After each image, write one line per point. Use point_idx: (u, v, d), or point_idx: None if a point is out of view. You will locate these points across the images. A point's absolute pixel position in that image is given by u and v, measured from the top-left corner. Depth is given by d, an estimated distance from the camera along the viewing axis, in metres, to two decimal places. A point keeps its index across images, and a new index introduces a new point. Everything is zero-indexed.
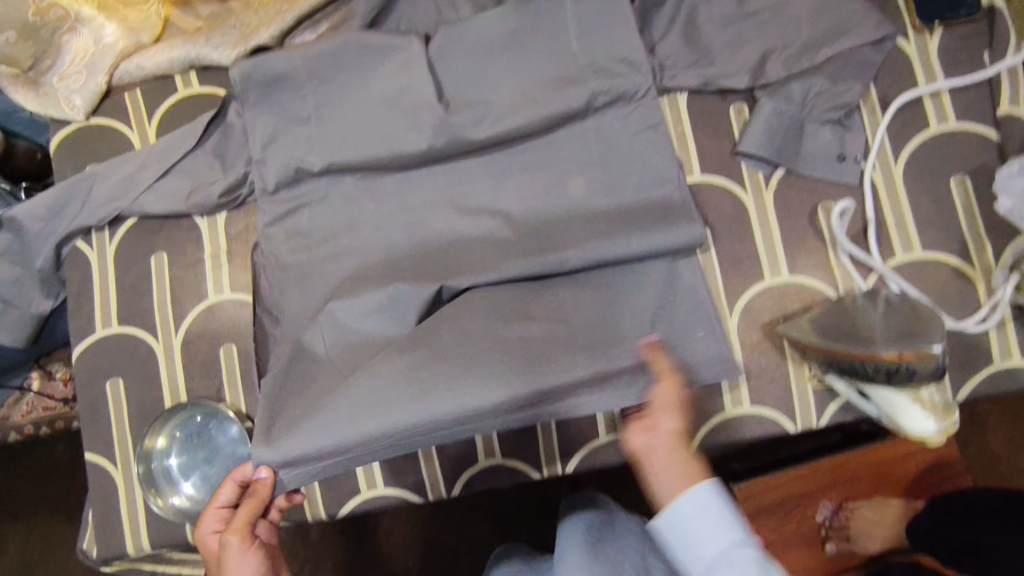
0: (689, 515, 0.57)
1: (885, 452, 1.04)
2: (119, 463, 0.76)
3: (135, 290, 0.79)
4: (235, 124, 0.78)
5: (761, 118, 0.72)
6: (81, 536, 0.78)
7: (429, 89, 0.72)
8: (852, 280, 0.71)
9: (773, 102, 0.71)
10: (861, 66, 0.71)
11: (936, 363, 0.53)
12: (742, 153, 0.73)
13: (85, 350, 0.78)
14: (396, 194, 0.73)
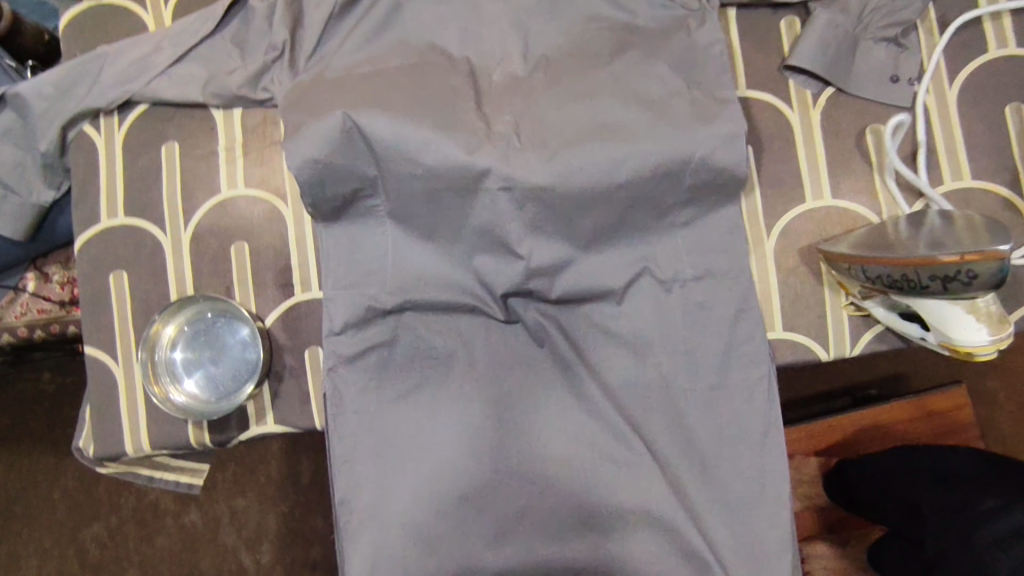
0: None
1: (894, 411, 1.05)
2: (121, 360, 0.73)
3: (144, 182, 0.75)
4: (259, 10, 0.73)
5: (816, 30, 0.68)
6: (77, 434, 0.75)
7: None
8: (896, 207, 0.69)
9: (829, 13, 0.68)
10: None
11: (1000, 269, 0.49)
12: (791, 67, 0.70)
13: (89, 241, 0.75)
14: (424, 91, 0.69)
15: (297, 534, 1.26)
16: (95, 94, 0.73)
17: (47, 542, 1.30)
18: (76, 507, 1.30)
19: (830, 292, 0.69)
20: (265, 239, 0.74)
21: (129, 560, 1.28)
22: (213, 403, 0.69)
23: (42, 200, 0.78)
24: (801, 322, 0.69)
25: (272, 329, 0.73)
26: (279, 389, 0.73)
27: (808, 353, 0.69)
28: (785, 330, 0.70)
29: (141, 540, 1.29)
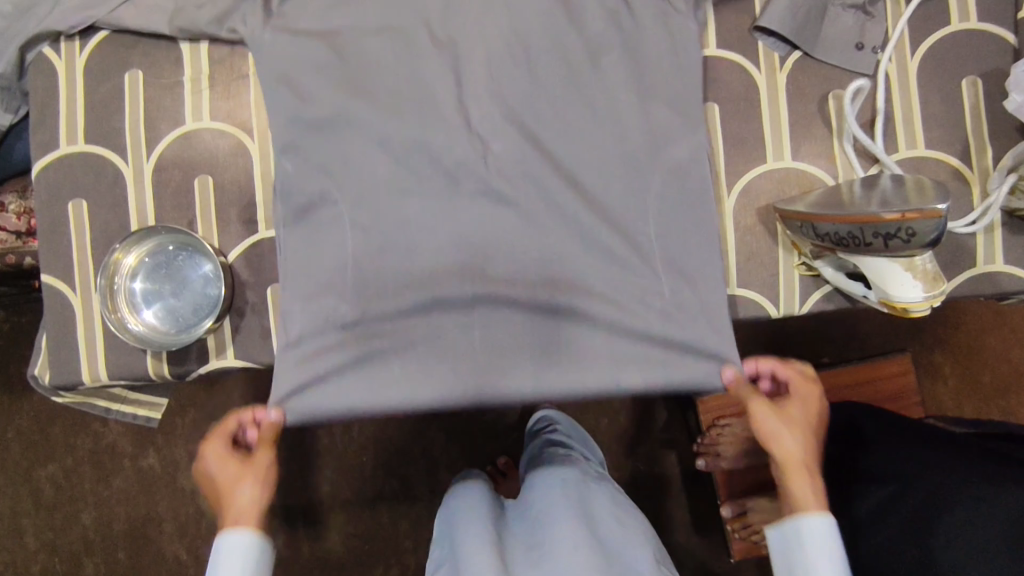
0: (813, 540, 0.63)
1: (843, 375, 1.10)
2: (79, 289, 0.73)
3: (105, 109, 0.73)
4: None
5: None
6: (32, 361, 0.74)
7: None
8: (852, 170, 0.71)
9: None
10: None
11: (939, 228, 0.51)
12: (761, 29, 0.71)
13: (47, 166, 0.73)
14: (399, 34, 0.68)
15: None
16: (56, 19, 0.71)
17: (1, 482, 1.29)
18: (31, 447, 1.29)
19: (784, 251, 0.71)
20: (229, 174, 0.73)
21: (84, 502, 1.28)
22: (172, 334, 0.69)
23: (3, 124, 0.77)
24: (754, 279, 0.72)
25: (234, 265, 0.73)
26: (240, 325, 0.73)
27: (758, 310, 0.72)
28: (739, 287, 0.72)
29: (98, 481, 1.29)
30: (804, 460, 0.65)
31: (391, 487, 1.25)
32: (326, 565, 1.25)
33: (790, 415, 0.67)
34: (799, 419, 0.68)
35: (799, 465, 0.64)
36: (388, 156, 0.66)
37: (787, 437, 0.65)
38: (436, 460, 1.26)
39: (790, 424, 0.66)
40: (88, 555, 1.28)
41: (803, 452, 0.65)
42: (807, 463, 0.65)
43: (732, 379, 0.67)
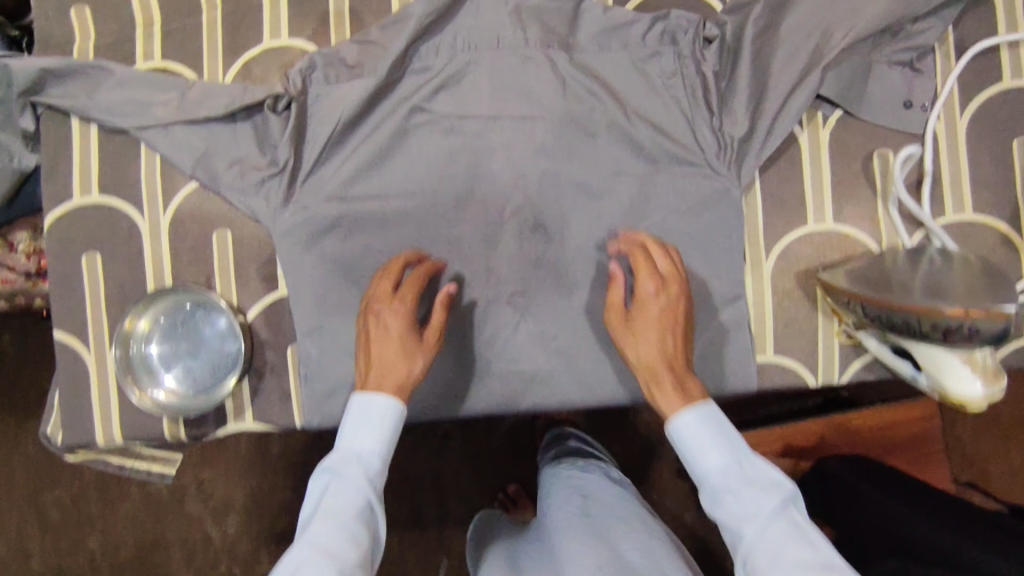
0: (730, 486, 0.56)
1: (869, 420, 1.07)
2: (93, 347, 0.71)
3: (121, 160, 0.70)
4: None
5: (833, 51, 0.66)
6: (45, 420, 0.72)
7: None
8: (896, 235, 0.68)
9: (847, 34, 0.66)
10: (946, 7, 0.66)
11: (1003, 326, 0.50)
12: (822, 99, 0.68)
13: (59, 220, 0.70)
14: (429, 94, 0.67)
15: (263, 510, 1.25)
16: (75, 96, 0.68)
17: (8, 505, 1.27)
18: (38, 474, 1.27)
19: (823, 317, 0.69)
20: (248, 229, 0.71)
21: (91, 527, 1.26)
22: (191, 399, 0.66)
23: (26, 165, 0.73)
24: (791, 345, 0.70)
25: (253, 322, 0.70)
26: (258, 386, 0.70)
27: (796, 377, 0.70)
28: (775, 354, 0.70)
29: (106, 510, 1.27)
30: (673, 357, 0.60)
31: (403, 515, 1.21)
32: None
33: (642, 281, 0.62)
34: (660, 335, 0.61)
35: (654, 296, 0.62)
36: (424, 227, 0.69)
37: (650, 325, 0.61)
38: (446, 487, 1.21)
39: (671, 268, 0.63)
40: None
41: (657, 357, 0.60)
42: (676, 375, 0.60)
43: (628, 243, 0.66)
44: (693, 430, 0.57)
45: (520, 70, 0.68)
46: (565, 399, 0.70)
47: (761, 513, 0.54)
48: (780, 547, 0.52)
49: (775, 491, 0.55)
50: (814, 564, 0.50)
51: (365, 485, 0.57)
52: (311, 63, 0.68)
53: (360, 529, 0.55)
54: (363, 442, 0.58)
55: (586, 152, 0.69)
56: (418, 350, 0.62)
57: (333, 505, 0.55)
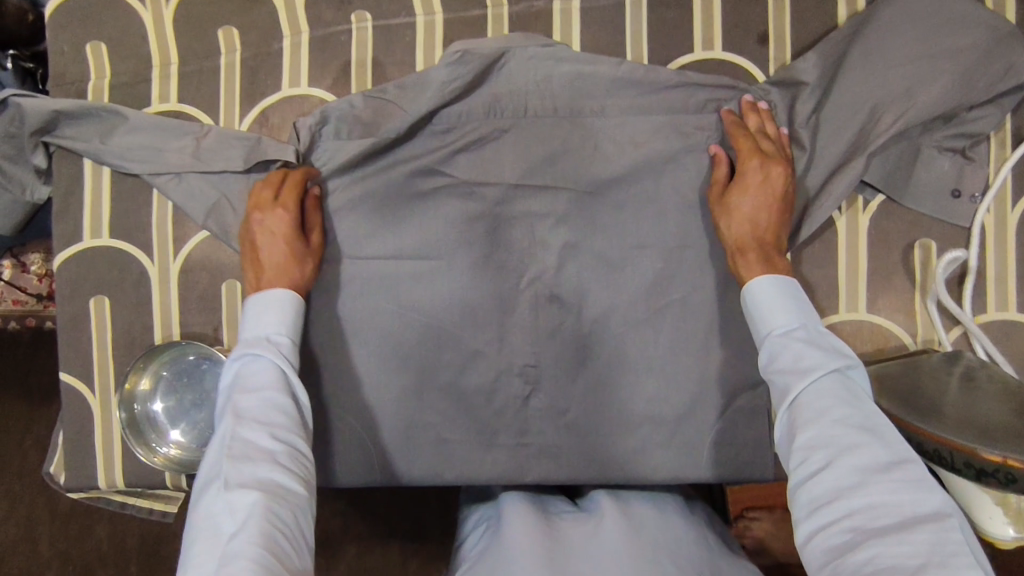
0: (781, 371, 0.53)
1: None
2: (98, 391, 0.69)
3: (132, 202, 0.69)
4: (285, 48, 0.69)
5: (882, 133, 0.62)
6: (50, 457, 0.72)
7: (513, 51, 0.65)
8: (932, 331, 0.65)
9: (898, 116, 0.61)
10: (1005, 95, 0.62)
11: None
12: (864, 183, 0.64)
13: (70, 260, 0.69)
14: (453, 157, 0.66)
15: None
16: (87, 140, 0.66)
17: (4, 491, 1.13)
18: None
19: None
20: None
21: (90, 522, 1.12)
22: (194, 456, 0.66)
23: (39, 198, 0.71)
24: None
25: None
26: None
27: None
28: None
29: None
30: (764, 238, 0.60)
31: (404, 527, 1.17)
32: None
33: (743, 154, 0.62)
34: (765, 201, 0.61)
35: (762, 166, 0.61)
36: (438, 291, 0.67)
37: (758, 186, 0.60)
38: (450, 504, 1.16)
39: (780, 152, 0.62)
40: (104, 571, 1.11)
41: (746, 235, 0.60)
42: (764, 250, 0.59)
43: (741, 111, 0.64)
44: (765, 296, 0.56)
45: (548, 134, 0.66)
46: (573, 476, 0.68)
47: (810, 390, 0.51)
48: (834, 402, 0.50)
49: (824, 359, 0.52)
50: (859, 429, 0.48)
51: (272, 356, 0.57)
52: (334, 117, 0.66)
53: (279, 392, 0.55)
54: (266, 321, 0.59)
55: (610, 223, 0.66)
56: (304, 251, 0.63)
57: (248, 377, 0.55)
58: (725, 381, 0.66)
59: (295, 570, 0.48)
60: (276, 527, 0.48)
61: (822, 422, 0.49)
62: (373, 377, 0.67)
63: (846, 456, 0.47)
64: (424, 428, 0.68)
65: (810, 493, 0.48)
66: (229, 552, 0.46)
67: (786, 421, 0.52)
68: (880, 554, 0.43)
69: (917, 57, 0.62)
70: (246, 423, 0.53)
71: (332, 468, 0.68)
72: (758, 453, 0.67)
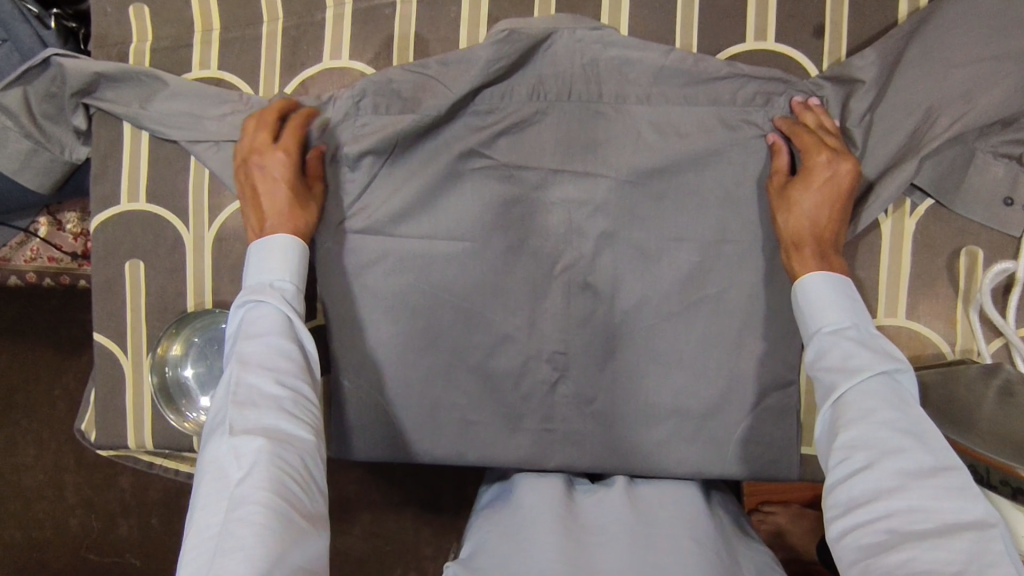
0: (830, 369, 0.52)
1: None
2: (131, 353, 0.70)
3: (170, 168, 0.69)
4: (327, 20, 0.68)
5: (936, 136, 0.60)
6: (82, 415, 0.73)
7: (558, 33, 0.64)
8: (973, 341, 0.63)
9: (954, 120, 0.60)
10: None
11: None
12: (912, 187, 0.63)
13: (106, 222, 0.70)
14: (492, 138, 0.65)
15: None
16: (128, 104, 0.66)
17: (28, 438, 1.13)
18: None
19: None
20: None
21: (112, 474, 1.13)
22: None
23: (77, 157, 0.72)
24: None
25: None
26: None
27: None
28: None
29: None
30: (822, 236, 0.59)
31: (417, 496, 1.18)
32: (346, 560, 1.19)
33: (806, 148, 0.60)
34: (827, 198, 0.59)
35: (827, 164, 0.59)
36: (470, 273, 0.66)
37: (821, 183, 0.59)
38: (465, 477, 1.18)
39: (844, 150, 0.61)
40: (125, 520, 1.13)
41: (804, 230, 0.59)
42: (821, 248, 0.59)
43: (799, 107, 0.63)
44: (817, 293, 0.55)
45: (589, 121, 0.65)
46: (596, 464, 0.68)
47: (859, 391, 0.50)
48: (879, 404, 0.49)
49: (875, 362, 0.51)
50: (905, 433, 0.48)
51: (276, 298, 0.57)
52: (374, 91, 0.65)
53: (286, 335, 0.56)
54: (270, 265, 0.59)
55: (649, 214, 0.65)
56: (311, 196, 0.64)
57: (254, 322, 0.56)
58: (755, 380, 0.66)
59: (303, 509, 0.50)
60: (285, 464, 0.50)
61: (865, 424, 0.49)
62: (401, 355, 0.68)
63: (888, 458, 0.47)
64: (449, 409, 0.68)
65: (850, 493, 0.47)
66: (238, 495, 0.48)
67: (829, 419, 0.52)
68: (915, 558, 0.43)
69: (982, 58, 0.59)
70: (254, 369, 0.54)
71: (358, 440, 0.70)
72: (783, 452, 0.67)
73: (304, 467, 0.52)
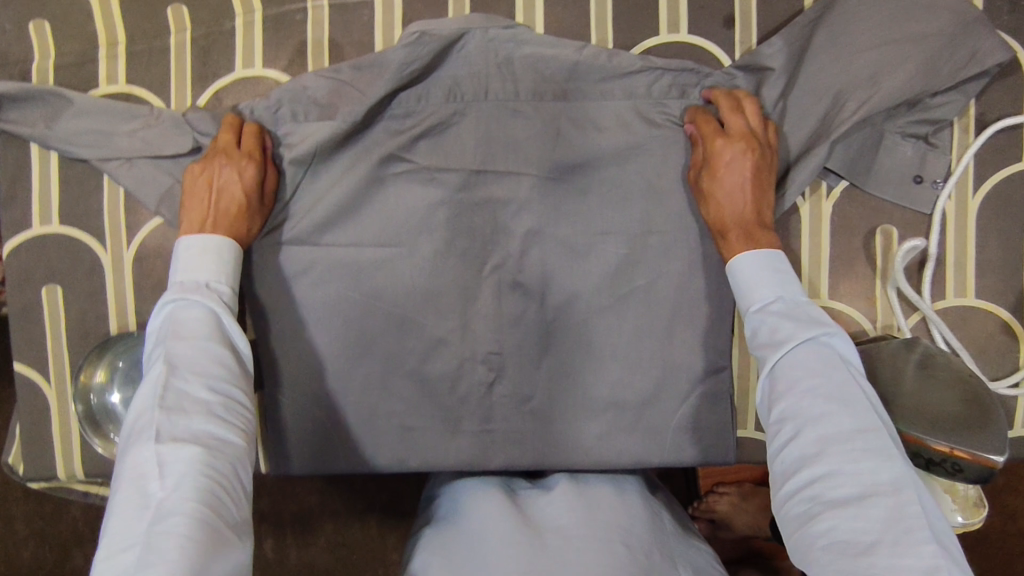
0: (763, 342, 0.53)
1: None
2: (54, 382, 0.68)
3: (82, 188, 0.67)
4: (238, 28, 0.67)
5: (845, 120, 0.61)
6: (6, 449, 0.70)
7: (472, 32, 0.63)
8: (892, 317, 0.65)
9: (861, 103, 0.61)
10: (967, 81, 0.62)
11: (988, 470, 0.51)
12: (826, 170, 0.64)
13: (19, 247, 0.68)
14: (413, 142, 0.65)
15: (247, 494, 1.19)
16: (32, 125, 0.64)
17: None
18: None
19: None
20: None
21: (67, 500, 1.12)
22: None
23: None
24: None
25: None
26: None
27: None
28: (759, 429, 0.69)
29: None
30: (748, 219, 0.60)
31: (380, 501, 1.18)
32: (311, 571, 1.18)
33: (708, 138, 0.61)
34: (746, 180, 0.60)
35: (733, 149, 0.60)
36: (400, 279, 0.66)
37: (732, 167, 0.60)
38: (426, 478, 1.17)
39: (758, 128, 0.61)
40: (80, 548, 1.10)
41: (729, 214, 0.60)
42: (748, 230, 0.59)
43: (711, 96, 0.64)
44: (748, 270, 0.56)
45: (510, 120, 0.65)
46: (537, 461, 0.68)
47: (788, 362, 0.51)
48: (806, 371, 0.50)
49: (807, 333, 0.52)
50: (831, 400, 0.48)
51: (205, 303, 0.56)
52: (290, 100, 0.65)
53: (212, 342, 0.55)
54: (200, 268, 0.58)
55: (574, 210, 0.65)
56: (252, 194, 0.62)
57: (178, 325, 0.55)
58: (687, 368, 0.67)
59: (228, 518, 0.49)
60: (207, 481, 0.49)
61: (795, 391, 0.50)
62: (335, 366, 0.67)
63: (812, 426, 0.48)
64: (389, 416, 0.68)
65: (780, 463, 0.49)
66: (159, 507, 0.47)
67: (764, 391, 0.53)
68: (837, 525, 0.44)
69: (881, 43, 0.61)
70: (179, 373, 0.52)
71: (300, 455, 0.69)
72: (721, 439, 0.68)
73: (230, 471, 0.50)
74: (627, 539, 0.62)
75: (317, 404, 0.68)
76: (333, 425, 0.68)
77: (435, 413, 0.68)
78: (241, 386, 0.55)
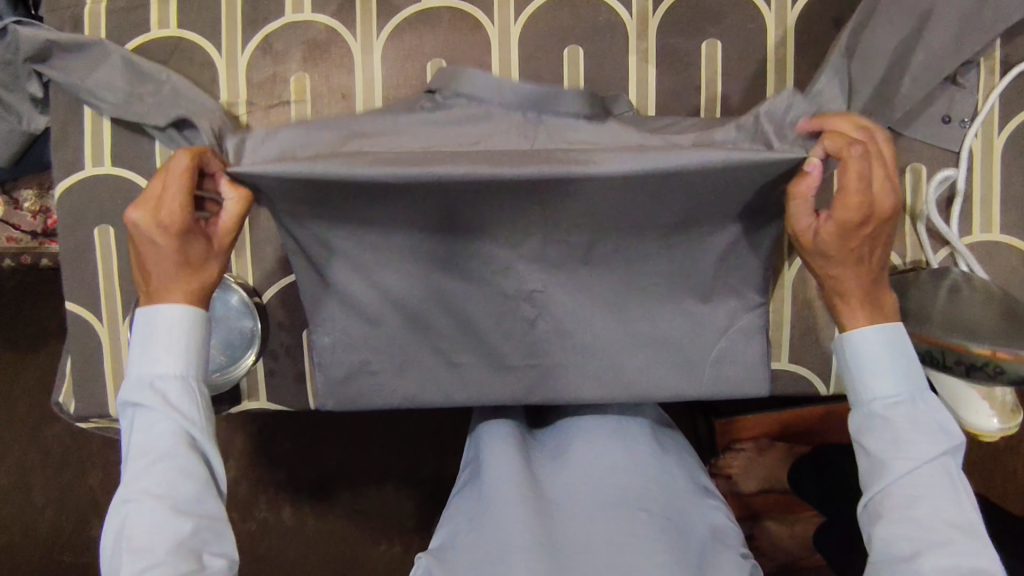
0: (887, 437, 0.52)
1: None
2: (106, 319, 0.70)
3: (134, 130, 0.68)
4: None
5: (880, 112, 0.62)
6: (58, 388, 0.72)
7: None
8: (920, 252, 0.68)
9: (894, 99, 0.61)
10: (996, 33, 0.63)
11: None
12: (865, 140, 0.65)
13: (71, 188, 0.69)
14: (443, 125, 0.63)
15: (267, 460, 1.20)
16: (72, 73, 0.65)
17: (6, 437, 1.14)
18: None
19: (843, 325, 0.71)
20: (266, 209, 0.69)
21: (91, 464, 1.13)
22: (209, 381, 0.69)
23: (36, 128, 0.70)
24: (805, 355, 0.72)
25: (269, 303, 0.72)
26: (273, 368, 0.73)
27: (806, 384, 0.72)
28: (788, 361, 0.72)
29: None
30: (868, 287, 0.56)
31: (398, 467, 1.19)
32: (334, 536, 1.20)
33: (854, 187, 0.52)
34: (867, 252, 0.55)
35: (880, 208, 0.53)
36: None
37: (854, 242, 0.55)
38: (443, 444, 1.19)
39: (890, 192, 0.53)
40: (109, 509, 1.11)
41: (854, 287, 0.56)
42: (870, 301, 0.56)
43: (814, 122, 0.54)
44: (871, 360, 0.54)
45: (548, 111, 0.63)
46: (578, 395, 0.71)
47: (910, 476, 0.51)
48: (933, 490, 0.50)
49: (939, 439, 0.51)
50: (952, 526, 0.49)
51: (167, 410, 0.51)
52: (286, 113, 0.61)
53: (174, 442, 0.51)
54: (155, 361, 0.53)
55: None
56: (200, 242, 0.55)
57: (144, 432, 0.51)
58: (723, 302, 0.69)
59: None
60: None
61: (914, 511, 0.50)
62: (383, 304, 0.69)
63: (930, 550, 0.49)
64: (438, 354, 0.71)
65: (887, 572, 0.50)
66: None
67: (871, 494, 0.53)
68: None
69: None
70: (145, 503, 0.50)
71: (348, 391, 0.71)
72: (752, 368, 0.70)
73: None
74: (650, 505, 0.65)
75: (365, 341, 0.70)
76: (381, 362, 0.71)
77: (480, 350, 0.71)
78: (214, 492, 0.52)
